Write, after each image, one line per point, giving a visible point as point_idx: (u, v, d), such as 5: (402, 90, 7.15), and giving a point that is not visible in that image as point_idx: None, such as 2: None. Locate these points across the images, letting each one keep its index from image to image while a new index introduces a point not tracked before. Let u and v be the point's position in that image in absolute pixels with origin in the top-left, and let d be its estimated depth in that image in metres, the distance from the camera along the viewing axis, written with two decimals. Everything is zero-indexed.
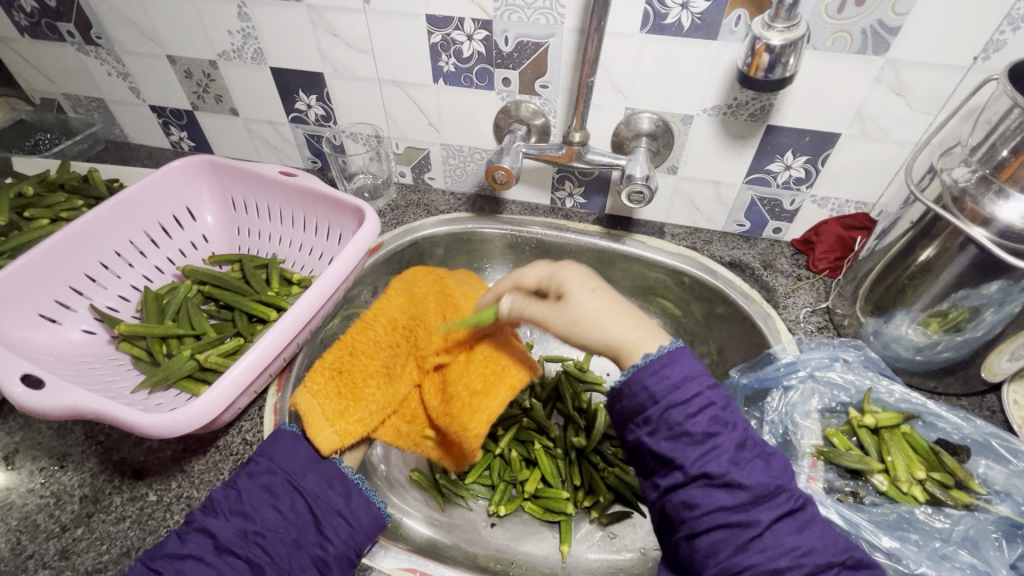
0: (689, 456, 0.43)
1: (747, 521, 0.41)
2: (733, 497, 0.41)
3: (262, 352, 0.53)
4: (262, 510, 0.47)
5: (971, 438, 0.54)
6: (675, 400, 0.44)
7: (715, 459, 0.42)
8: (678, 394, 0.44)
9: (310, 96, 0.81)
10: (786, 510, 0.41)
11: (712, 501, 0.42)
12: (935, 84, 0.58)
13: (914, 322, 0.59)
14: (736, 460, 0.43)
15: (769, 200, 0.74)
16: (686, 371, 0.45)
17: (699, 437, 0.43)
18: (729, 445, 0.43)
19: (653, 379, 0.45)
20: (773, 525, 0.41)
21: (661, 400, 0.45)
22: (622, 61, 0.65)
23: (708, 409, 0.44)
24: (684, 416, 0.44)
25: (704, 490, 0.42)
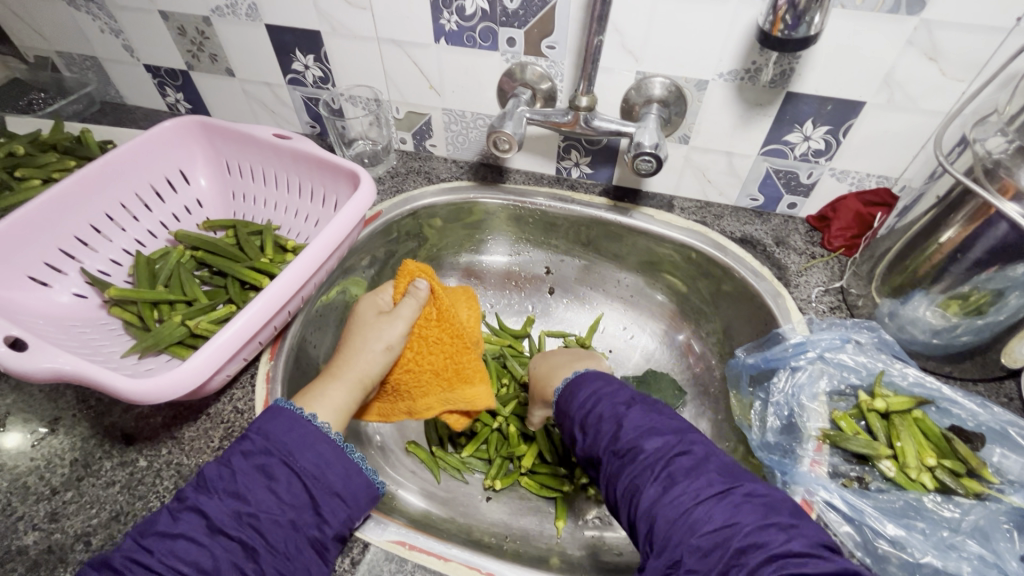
0: (601, 433, 0.49)
1: (647, 469, 0.44)
2: (636, 454, 0.45)
3: (249, 318, 0.52)
4: (257, 492, 0.45)
5: (987, 426, 0.51)
6: (589, 407, 0.51)
7: (621, 429, 0.48)
8: (593, 400, 0.52)
9: (307, 56, 0.77)
10: (676, 453, 0.45)
11: (629, 463, 0.45)
12: (973, 48, 0.54)
13: (933, 303, 0.56)
14: (641, 423, 0.47)
15: (785, 172, 0.70)
16: (597, 381, 0.53)
17: (607, 416, 0.49)
18: (631, 415, 0.48)
19: (580, 391, 0.53)
20: (666, 468, 0.44)
21: (583, 406, 0.52)
22: (634, 20, 0.61)
23: (615, 396, 0.51)
24: (594, 403, 0.51)
25: (619, 455, 0.46)
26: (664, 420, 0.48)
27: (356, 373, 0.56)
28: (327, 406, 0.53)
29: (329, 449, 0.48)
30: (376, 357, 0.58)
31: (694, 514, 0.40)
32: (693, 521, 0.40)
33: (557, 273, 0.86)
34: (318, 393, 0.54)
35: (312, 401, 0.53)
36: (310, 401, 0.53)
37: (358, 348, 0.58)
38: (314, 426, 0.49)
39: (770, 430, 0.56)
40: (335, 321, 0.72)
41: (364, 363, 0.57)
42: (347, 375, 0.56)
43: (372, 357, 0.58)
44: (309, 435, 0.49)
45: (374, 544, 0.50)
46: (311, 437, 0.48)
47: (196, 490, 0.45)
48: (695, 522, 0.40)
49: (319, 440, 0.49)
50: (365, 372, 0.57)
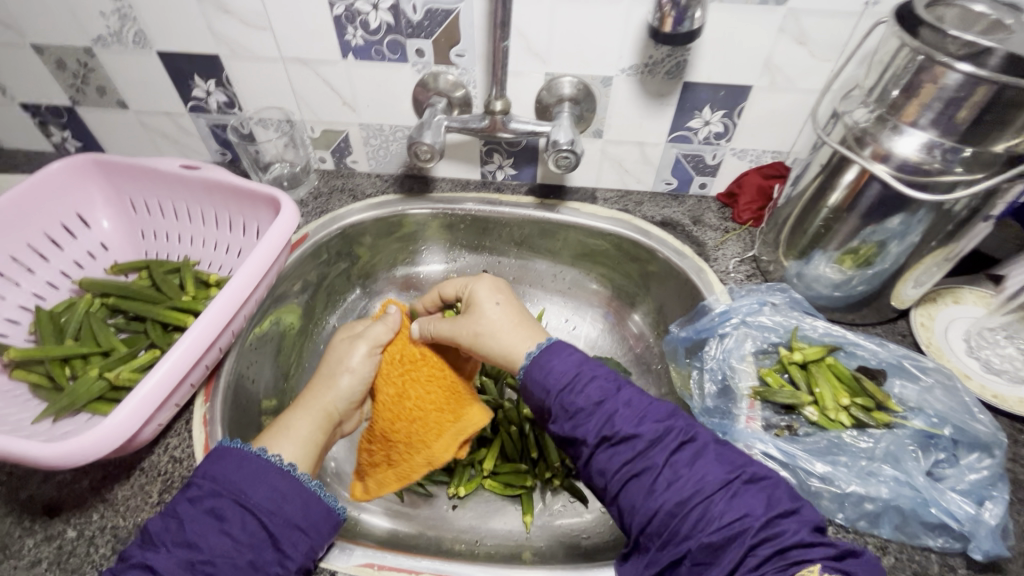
0: (587, 425, 0.47)
1: (647, 466, 0.45)
2: (632, 448, 0.45)
3: (177, 358, 0.49)
4: (211, 537, 0.42)
5: (886, 361, 0.57)
6: (563, 385, 0.49)
7: (608, 422, 0.47)
8: (563, 381, 0.49)
9: (208, 81, 0.74)
10: (678, 444, 0.45)
11: (618, 458, 0.46)
12: (834, 31, 0.61)
13: (831, 261, 0.62)
14: (632, 414, 0.47)
15: (692, 156, 0.76)
16: (569, 361, 0.50)
17: (591, 407, 0.48)
18: (620, 406, 0.47)
19: (541, 373, 0.50)
20: (669, 461, 0.44)
21: (553, 389, 0.49)
22: (536, 24, 0.63)
23: (592, 381, 0.49)
24: (573, 394, 0.48)
25: (610, 450, 0.46)
26: (657, 405, 0.48)
27: (323, 403, 0.57)
28: (292, 441, 0.52)
29: (284, 481, 0.47)
30: (347, 388, 0.58)
31: (700, 509, 0.42)
32: (698, 515, 0.42)
33: (495, 274, 0.87)
34: (285, 427, 0.54)
35: (278, 434, 0.53)
36: (273, 437, 0.52)
37: (328, 383, 0.58)
38: (264, 459, 0.48)
39: (708, 395, 0.60)
40: (272, 352, 0.69)
41: (335, 395, 0.58)
42: (314, 406, 0.56)
43: (340, 390, 0.58)
44: (260, 468, 0.47)
45: (341, 571, 0.48)
46: (262, 470, 0.47)
47: (142, 547, 0.42)
48: (698, 517, 0.41)
49: (271, 473, 0.47)
50: (332, 404, 0.57)
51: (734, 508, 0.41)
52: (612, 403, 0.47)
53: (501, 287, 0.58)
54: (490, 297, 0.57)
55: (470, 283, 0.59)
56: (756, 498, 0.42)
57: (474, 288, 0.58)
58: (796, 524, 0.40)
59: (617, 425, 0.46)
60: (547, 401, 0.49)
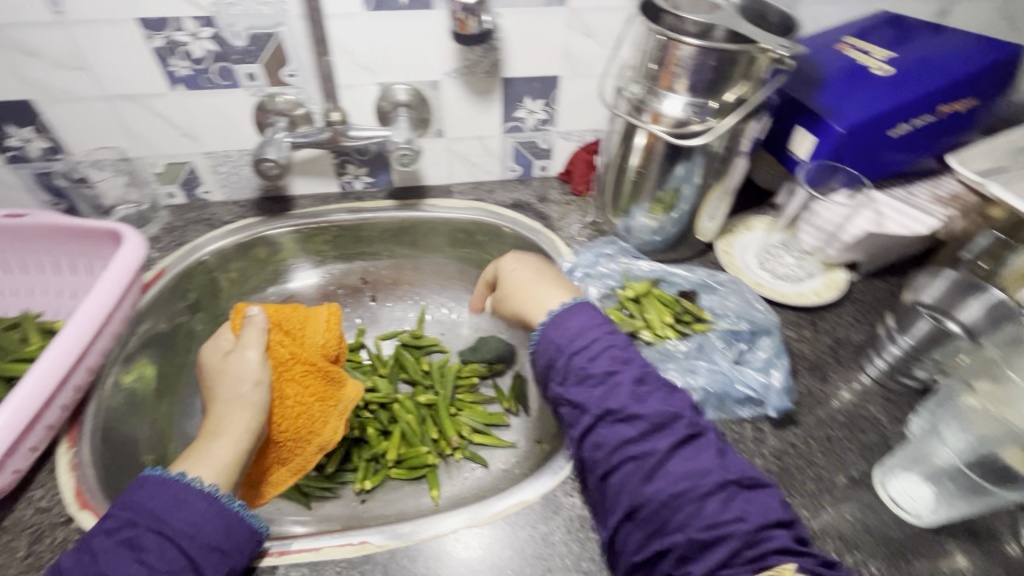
0: (596, 391, 0.52)
1: (645, 451, 0.48)
2: (635, 429, 0.49)
3: (22, 402, 0.48)
4: (125, 565, 0.43)
5: (696, 282, 0.70)
6: (576, 347, 0.55)
7: (615, 393, 0.51)
8: (577, 343, 0.55)
9: (23, 129, 0.71)
10: (683, 435, 0.49)
11: (617, 435, 0.50)
12: (611, 24, 0.73)
13: (645, 211, 0.75)
14: (638, 394, 0.51)
15: (527, 143, 0.86)
16: (583, 319, 0.57)
17: (601, 374, 0.52)
18: (628, 378, 0.52)
19: (557, 332, 0.56)
20: (671, 450, 0.48)
21: (566, 349, 0.55)
22: (358, 40, 0.69)
23: (606, 351, 0.54)
24: (586, 360, 0.53)
25: (611, 425, 0.50)
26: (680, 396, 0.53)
27: (235, 422, 0.55)
28: (214, 463, 0.51)
29: (206, 505, 0.48)
30: (253, 397, 0.57)
31: (694, 505, 0.45)
32: (689, 509, 0.45)
33: (372, 279, 0.91)
34: (201, 454, 0.52)
35: (195, 461, 0.51)
36: (190, 463, 0.51)
37: (231, 398, 0.57)
38: (186, 484, 0.48)
39: None
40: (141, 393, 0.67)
41: (245, 408, 0.56)
42: (225, 428, 0.55)
43: (251, 395, 0.57)
44: (179, 494, 0.47)
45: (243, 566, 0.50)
46: (182, 495, 0.47)
47: None
48: (689, 512, 0.45)
49: (190, 496, 0.47)
50: (248, 420, 0.56)
51: (728, 509, 0.45)
52: (616, 377, 0.52)
53: (521, 260, 0.68)
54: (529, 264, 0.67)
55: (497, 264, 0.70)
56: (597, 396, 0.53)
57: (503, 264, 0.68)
58: (784, 531, 0.45)
59: (585, 366, 0.53)
60: (559, 359, 0.55)
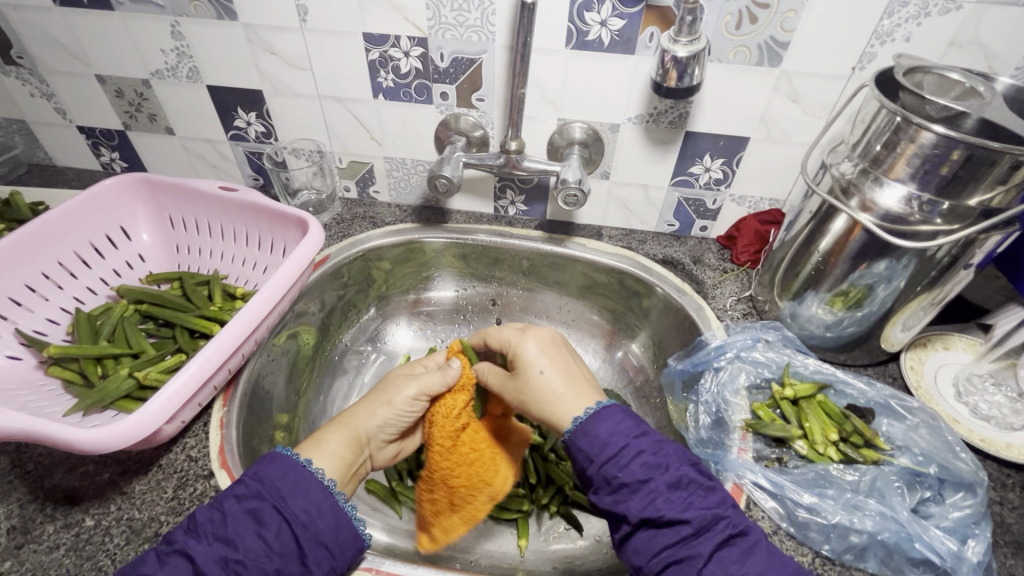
0: (630, 501, 0.46)
1: (690, 556, 0.44)
2: (675, 533, 0.45)
3: (205, 361, 0.53)
4: (248, 537, 0.44)
5: (874, 400, 0.60)
6: (608, 455, 0.48)
7: (652, 504, 0.46)
8: (607, 451, 0.48)
9: (249, 113, 0.81)
10: (724, 537, 0.45)
11: (657, 541, 0.46)
12: (824, 92, 0.66)
13: (822, 302, 0.66)
14: (676, 498, 0.46)
15: (693, 200, 0.81)
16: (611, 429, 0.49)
17: (635, 484, 0.47)
18: (666, 484, 0.46)
19: (593, 433, 0.49)
20: (716, 553, 0.44)
21: (595, 459, 0.48)
22: (551, 76, 0.69)
23: (638, 458, 0.48)
24: (618, 469, 0.47)
25: (650, 531, 0.46)
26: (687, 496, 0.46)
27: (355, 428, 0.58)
28: (327, 457, 0.54)
29: (323, 498, 0.48)
30: (381, 419, 0.60)
31: None
32: None
33: (502, 303, 0.91)
34: (319, 441, 0.56)
35: (311, 448, 0.54)
36: (310, 448, 0.54)
37: (372, 411, 0.60)
38: (308, 471, 0.49)
39: (702, 427, 0.63)
40: (287, 365, 0.72)
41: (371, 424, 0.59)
42: (349, 429, 0.58)
43: (378, 415, 0.60)
44: (304, 481, 0.48)
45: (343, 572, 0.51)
46: (306, 483, 0.48)
47: (185, 532, 0.44)
48: None
49: (313, 486, 0.48)
50: (363, 431, 0.59)
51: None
52: (655, 479, 0.47)
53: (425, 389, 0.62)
54: (545, 345, 0.56)
55: (518, 335, 0.58)
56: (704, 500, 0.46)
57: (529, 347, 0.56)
58: None
59: (616, 474, 0.47)
60: (589, 469, 0.49)
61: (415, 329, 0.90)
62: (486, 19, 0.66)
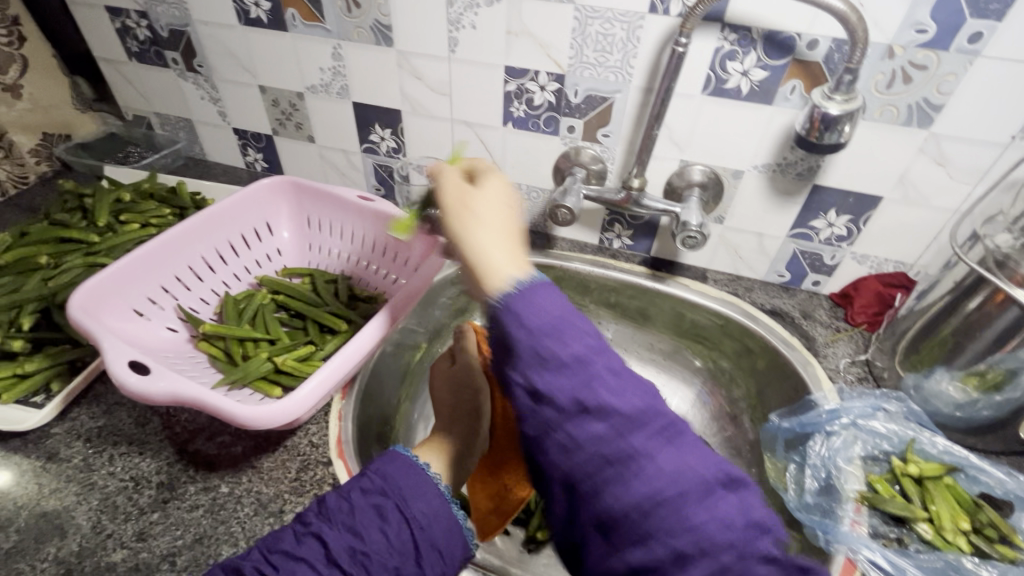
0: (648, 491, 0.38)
1: None
2: (694, 441, 0.37)
3: (348, 356, 0.58)
4: (373, 531, 0.45)
5: (1013, 493, 0.55)
6: (637, 448, 0.37)
7: (691, 513, 0.35)
8: (648, 451, 0.35)
9: (385, 130, 0.88)
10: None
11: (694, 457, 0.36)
12: (976, 158, 0.63)
13: (954, 378, 0.62)
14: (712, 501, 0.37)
15: (810, 253, 0.78)
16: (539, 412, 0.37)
17: (678, 497, 0.33)
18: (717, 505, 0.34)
19: (523, 300, 0.37)
20: None
21: (535, 325, 0.36)
22: (682, 118, 0.71)
23: (643, 456, 0.36)
24: (654, 469, 0.36)
25: None
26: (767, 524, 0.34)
27: None
28: None
29: (439, 503, 0.49)
30: None
31: None
32: None
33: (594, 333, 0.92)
34: None
35: None
36: None
37: None
38: (427, 475, 0.51)
39: (808, 492, 0.59)
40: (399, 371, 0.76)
41: None
42: None
43: None
44: (423, 485, 0.49)
45: None
46: (424, 487, 0.49)
47: (317, 516, 0.46)
48: None
49: (430, 490, 0.49)
50: None
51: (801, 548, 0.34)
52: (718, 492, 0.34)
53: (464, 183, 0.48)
54: (505, 195, 0.47)
55: (487, 171, 0.50)
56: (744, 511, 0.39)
57: (490, 185, 0.47)
58: None
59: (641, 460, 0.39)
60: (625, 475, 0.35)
61: None
62: (626, 61, 0.69)
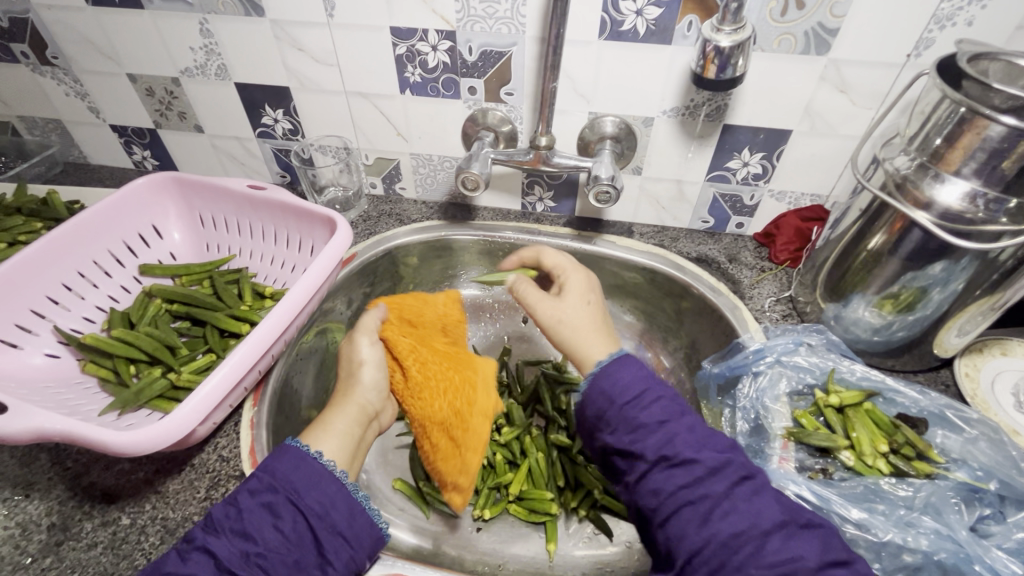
0: (647, 441, 0.46)
1: (704, 496, 0.43)
2: (690, 472, 0.44)
3: (239, 361, 0.53)
4: (264, 530, 0.43)
5: (928, 410, 0.56)
6: (629, 398, 0.49)
7: (668, 443, 0.46)
8: (628, 395, 0.49)
9: (276, 110, 0.81)
10: (739, 476, 0.44)
11: (673, 480, 0.44)
12: (875, 81, 0.62)
13: (870, 304, 0.62)
14: (694, 439, 0.46)
15: (730, 196, 0.77)
16: (632, 374, 0.51)
17: (653, 425, 0.47)
18: (682, 429, 0.47)
19: (612, 378, 0.51)
20: (728, 493, 0.43)
21: (617, 400, 0.49)
22: (583, 68, 0.67)
23: (657, 401, 0.49)
24: (638, 410, 0.48)
25: (665, 471, 0.45)
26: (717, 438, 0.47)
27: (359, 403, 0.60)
28: (336, 437, 0.55)
29: (336, 488, 0.47)
30: (372, 383, 0.62)
31: (751, 544, 0.41)
32: (749, 552, 0.40)
33: None
34: (326, 425, 0.56)
35: (321, 433, 0.55)
36: (317, 433, 0.54)
37: (360, 379, 0.62)
38: (320, 463, 0.48)
39: (740, 434, 0.60)
40: (316, 363, 0.72)
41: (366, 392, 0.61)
42: (350, 406, 0.59)
43: (366, 381, 0.62)
44: (315, 473, 0.47)
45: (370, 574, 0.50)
46: (318, 474, 0.47)
47: (203, 530, 0.44)
48: (749, 553, 0.40)
49: (324, 477, 0.47)
50: (365, 402, 0.61)
51: (788, 549, 0.40)
52: (674, 425, 0.47)
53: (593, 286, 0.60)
54: (583, 294, 0.59)
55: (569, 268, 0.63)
56: (766, 503, 0.43)
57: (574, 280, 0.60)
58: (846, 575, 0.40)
59: (636, 415, 0.48)
60: (608, 411, 0.49)
61: None
62: (516, 10, 0.64)
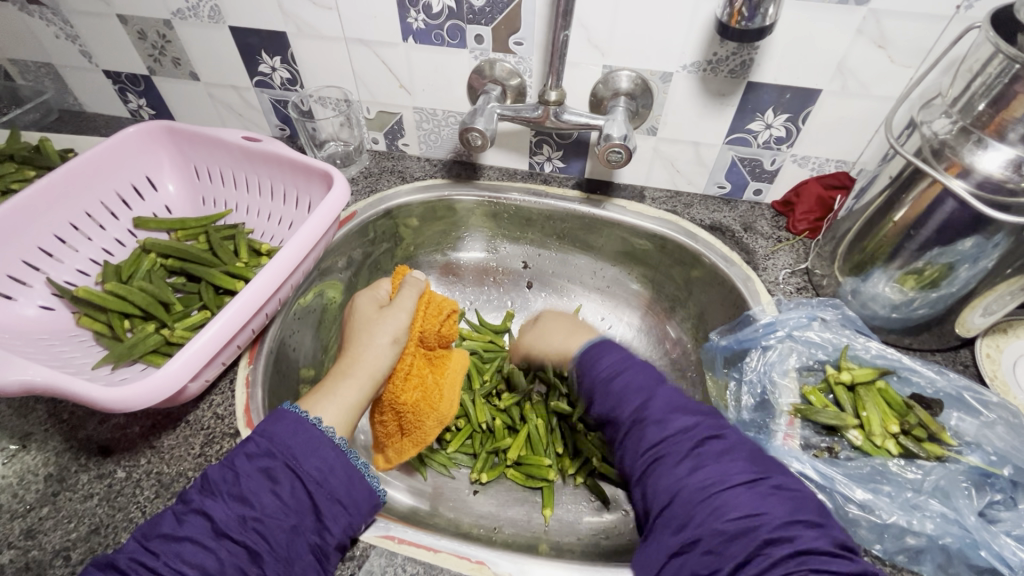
0: (627, 403, 0.48)
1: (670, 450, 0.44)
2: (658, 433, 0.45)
3: (229, 320, 0.51)
4: (261, 495, 0.42)
5: (944, 391, 0.54)
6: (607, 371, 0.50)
7: (647, 407, 0.47)
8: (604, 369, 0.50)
9: (274, 58, 0.77)
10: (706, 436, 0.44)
11: (647, 439, 0.45)
12: (918, 35, 0.57)
13: (891, 280, 0.59)
14: (668, 405, 0.47)
15: (749, 159, 0.73)
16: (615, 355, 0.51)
17: (636, 391, 0.48)
18: (658, 396, 0.47)
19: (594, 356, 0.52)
20: (694, 450, 0.43)
21: (604, 374, 0.50)
22: (598, 15, 0.62)
23: (630, 371, 0.50)
24: (610, 379, 0.50)
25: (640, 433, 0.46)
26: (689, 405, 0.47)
27: (366, 369, 0.54)
28: (337, 405, 0.51)
29: (335, 455, 0.46)
30: (386, 349, 0.56)
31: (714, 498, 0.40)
32: (713, 504, 0.40)
33: (535, 266, 0.87)
34: (327, 391, 0.52)
35: (319, 399, 0.51)
36: (318, 398, 0.51)
37: (371, 343, 0.55)
38: (320, 430, 0.47)
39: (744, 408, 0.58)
40: (314, 323, 0.71)
41: (374, 359, 0.55)
42: (358, 374, 0.53)
43: (384, 347, 0.55)
44: (314, 440, 0.46)
45: (363, 539, 0.49)
46: (317, 441, 0.46)
47: (201, 492, 0.43)
48: (712, 506, 0.39)
49: (324, 445, 0.47)
50: (377, 368, 0.55)
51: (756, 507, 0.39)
52: (651, 391, 0.48)
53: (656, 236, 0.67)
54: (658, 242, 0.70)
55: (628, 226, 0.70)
56: (766, 487, 0.40)
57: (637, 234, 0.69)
58: (816, 533, 0.38)
59: (613, 384, 0.49)
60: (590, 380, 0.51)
61: (443, 290, 0.87)
62: None
